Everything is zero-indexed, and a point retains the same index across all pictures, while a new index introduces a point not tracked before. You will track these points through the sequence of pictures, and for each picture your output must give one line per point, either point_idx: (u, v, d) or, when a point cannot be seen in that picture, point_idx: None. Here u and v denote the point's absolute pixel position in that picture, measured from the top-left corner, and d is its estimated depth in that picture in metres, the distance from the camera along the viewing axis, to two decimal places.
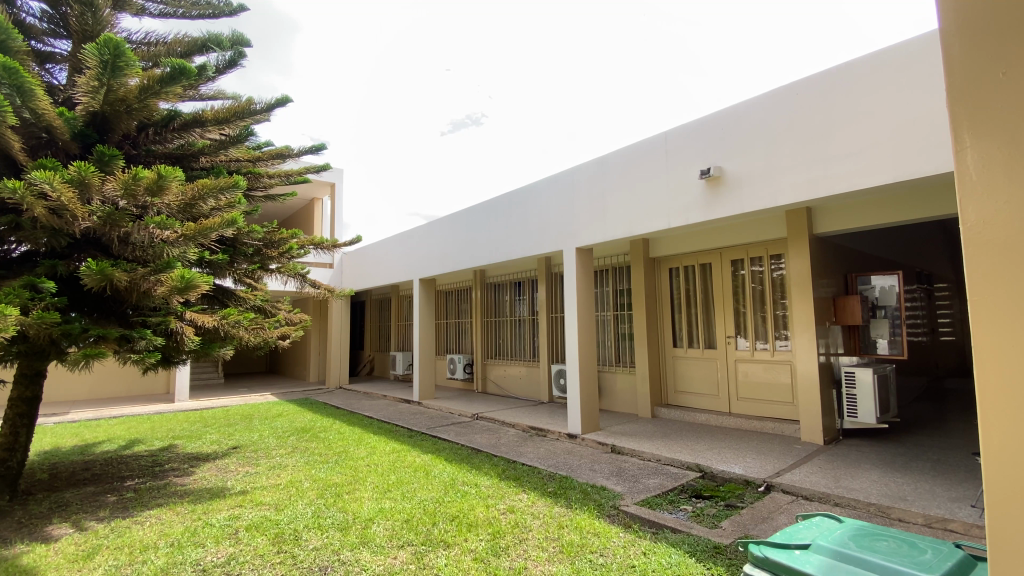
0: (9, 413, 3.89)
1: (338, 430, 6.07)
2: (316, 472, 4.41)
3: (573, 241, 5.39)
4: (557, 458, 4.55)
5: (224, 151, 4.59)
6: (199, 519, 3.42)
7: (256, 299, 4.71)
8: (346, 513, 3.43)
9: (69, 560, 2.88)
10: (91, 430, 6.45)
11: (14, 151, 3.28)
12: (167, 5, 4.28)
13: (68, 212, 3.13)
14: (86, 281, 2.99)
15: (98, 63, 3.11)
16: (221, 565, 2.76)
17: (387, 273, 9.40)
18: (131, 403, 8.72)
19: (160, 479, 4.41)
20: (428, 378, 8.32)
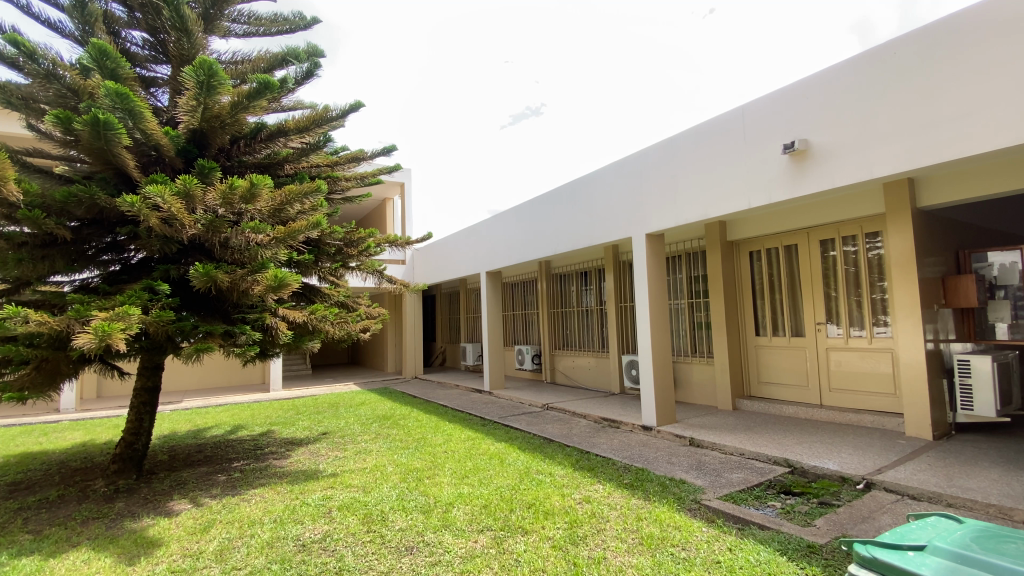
0: (135, 402, 4.41)
1: (415, 418, 6.35)
2: (398, 457, 4.64)
3: (643, 227, 5.23)
4: (632, 450, 4.47)
5: (306, 158, 4.90)
6: (297, 498, 3.73)
7: (339, 295, 5.00)
8: (427, 496, 3.59)
9: (188, 532, 3.24)
10: (201, 417, 7.20)
11: (129, 169, 3.69)
12: (248, 25, 4.63)
13: (177, 221, 3.49)
14: (196, 283, 3.33)
15: (195, 84, 3.41)
16: (319, 541, 3.00)
17: (456, 267, 9.64)
18: (233, 393, 9.62)
19: (262, 461, 4.84)
20: (498, 369, 8.46)
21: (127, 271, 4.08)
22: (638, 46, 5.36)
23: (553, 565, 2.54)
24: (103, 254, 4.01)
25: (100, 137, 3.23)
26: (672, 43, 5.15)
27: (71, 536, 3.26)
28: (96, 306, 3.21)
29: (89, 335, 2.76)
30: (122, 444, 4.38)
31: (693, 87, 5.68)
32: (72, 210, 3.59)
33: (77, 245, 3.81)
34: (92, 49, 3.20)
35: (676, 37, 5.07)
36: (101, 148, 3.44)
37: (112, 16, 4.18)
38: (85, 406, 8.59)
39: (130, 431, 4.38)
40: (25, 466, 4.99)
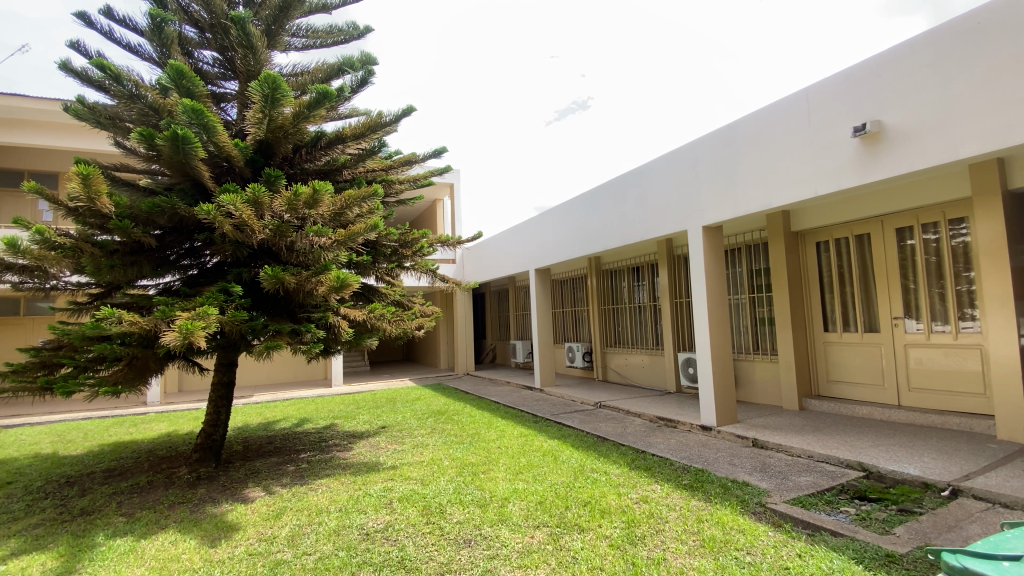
0: (214, 395, 4.75)
1: (469, 414, 6.46)
2: (454, 451, 4.74)
3: (699, 219, 5.07)
4: (691, 451, 4.35)
5: (362, 163, 5.10)
6: (360, 489, 3.89)
7: (395, 295, 5.17)
8: (483, 490, 3.65)
9: (263, 518, 3.46)
10: (271, 410, 7.65)
11: (204, 179, 3.97)
12: (307, 38, 4.88)
13: (248, 227, 3.73)
14: (266, 284, 3.55)
15: (261, 97, 3.62)
16: (381, 530, 3.12)
17: (505, 265, 9.71)
18: (298, 388, 10.17)
19: (327, 452, 5.10)
20: (549, 366, 8.46)
21: (204, 274, 4.38)
22: (681, 47, 5.62)
23: (611, 564, 2.52)
24: (183, 259, 4.34)
25: (179, 151, 3.49)
26: (713, 45, 5.37)
27: (161, 518, 3.56)
28: (179, 307, 3.50)
29: (174, 334, 3.01)
30: (202, 435, 4.73)
31: (726, 83, 5.96)
32: (156, 220, 3.91)
33: (161, 251, 4.14)
34: (171, 70, 3.46)
35: (728, 42, 5.24)
36: (180, 161, 3.72)
37: (186, 39, 4.52)
38: (168, 399, 9.36)
39: (209, 423, 4.73)
40: (121, 453, 5.50)
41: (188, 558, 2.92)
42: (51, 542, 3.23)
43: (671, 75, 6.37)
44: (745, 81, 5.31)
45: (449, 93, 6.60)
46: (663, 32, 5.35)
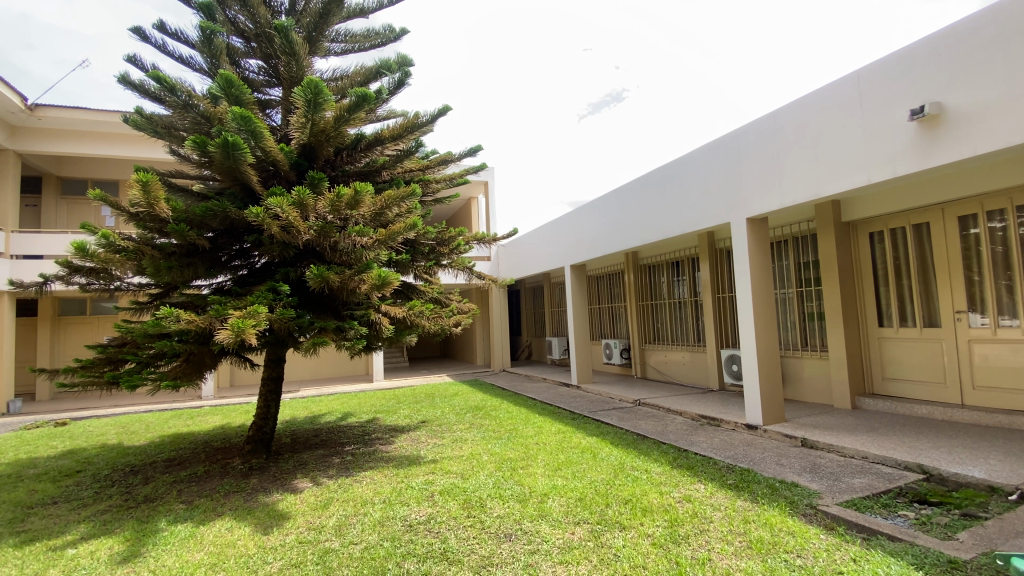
0: (264, 390, 4.96)
1: (506, 409, 6.51)
2: (492, 446, 4.79)
3: (742, 211, 4.92)
4: (736, 450, 4.23)
5: (400, 164, 5.21)
6: (402, 481, 4.00)
7: (433, 292, 5.26)
8: (523, 486, 3.67)
9: (312, 507, 3.60)
10: (316, 404, 7.93)
11: (253, 183, 4.14)
12: (345, 42, 4.99)
13: (294, 228, 3.87)
14: (312, 283, 3.69)
15: (304, 103, 3.74)
16: (424, 522, 3.19)
17: (540, 262, 9.70)
18: (341, 383, 10.50)
19: (370, 446, 5.25)
20: (586, 363, 8.40)
21: (253, 274, 4.58)
22: (718, 35, 5.48)
23: (654, 562, 2.50)
24: (234, 260, 4.54)
25: (230, 157, 3.66)
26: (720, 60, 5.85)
27: (217, 506, 3.76)
28: (232, 306, 3.67)
29: (228, 332, 3.17)
30: (253, 427, 4.96)
31: None
32: (209, 223, 4.10)
33: (213, 253, 4.35)
34: (221, 80, 3.62)
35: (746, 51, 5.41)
36: (231, 167, 3.90)
37: (234, 49, 4.71)
38: (221, 393, 9.85)
39: (260, 416, 4.95)
40: (181, 444, 5.84)
41: (243, 544, 3.07)
42: (119, 526, 3.46)
43: (709, 64, 6.20)
44: (756, 90, 5.61)
45: (483, 90, 6.63)
46: (700, 20, 5.22)
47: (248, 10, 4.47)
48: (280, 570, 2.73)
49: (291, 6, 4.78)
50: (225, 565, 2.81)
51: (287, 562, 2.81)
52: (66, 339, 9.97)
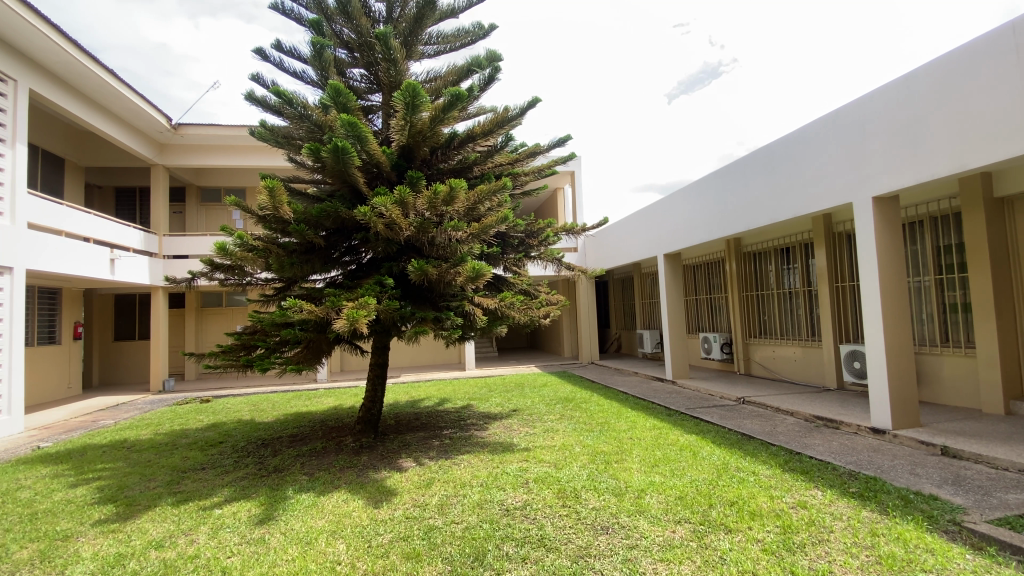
0: (371, 375, 5.36)
1: (597, 402, 6.44)
2: (585, 438, 4.78)
3: (866, 191, 4.42)
4: (859, 455, 3.84)
5: (491, 158, 5.33)
6: (498, 467, 4.12)
7: (523, 284, 5.34)
8: (618, 480, 3.62)
9: (416, 486, 3.84)
10: (415, 390, 8.42)
11: (360, 185, 4.45)
12: (438, 44, 5.22)
13: (397, 225, 4.12)
14: (413, 276, 3.95)
15: (404, 105, 3.94)
16: (521, 508, 3.27)
17: (631, 253, 9.42)
18: (436, 370, 11.03)
19: (466, 431, 5.47)
20: (681, 358, 8.05)
21: (361, 268, 4.95)
22: None
23: (765, 569, 2.35)
24: (344, 256, 4.94)
25: (340, 161, 3.96)
26: None
27: (334, 479, 4.14)
28: (345, 298, 4.01)
29: (344, 321, 3.47)
30: (362, 409, 5.39)
31: None
32: (323, 222, 4.49)
33: (327, 250, 4.75)
34: (331, 91, 3.92)
35: None
36: (341, 170, 4.23)
37: (340, 61, 5.09)
38: (332, 377, 10.83)
39: (368, 399, 5.37)
40: (301, 422, 6.52)
41: (358, 515, 3.36)
42: (255, 491, 3.95)
43: None
44: None
45: None
46: None
47: (351, 22, 4.79)
48: (390, 542, 2.94)
49: (388, 13, 5.05)
50: (343, 533, 3.09)
51: (396, 535, 3.02)
52: (207, 327, 11.50)
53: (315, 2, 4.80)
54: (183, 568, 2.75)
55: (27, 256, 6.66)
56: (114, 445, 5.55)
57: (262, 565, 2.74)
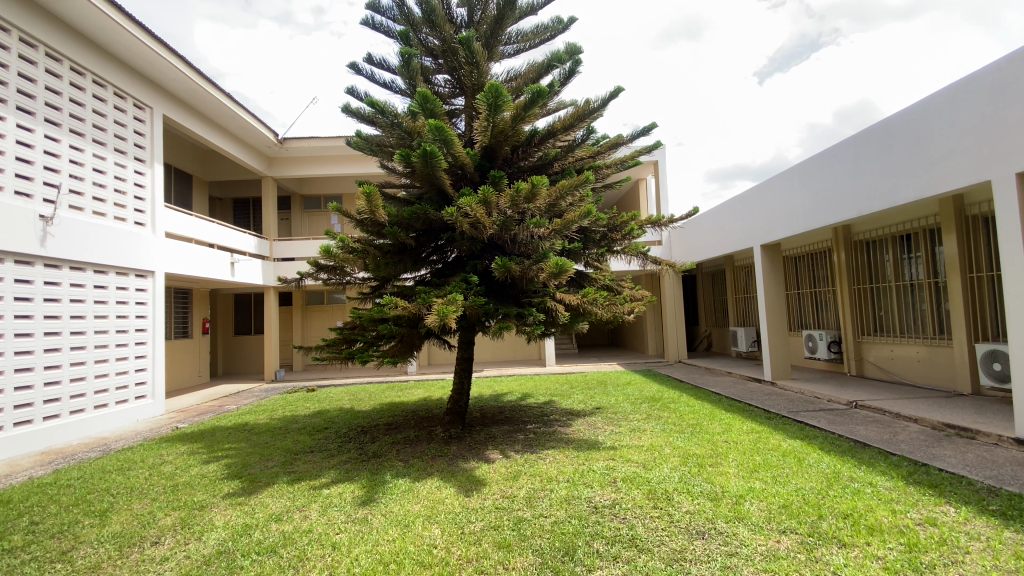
0: (459, 369, 5.56)
1: (687, 403, 6.19)
2: (675, 439, 4.61)
3: (1010, 165, 3.81)
4: (1001, 469, 3.35)
5: (572, 153, 5.29)
6: (584, 464, 4.10)
7: (606, 279, 5.25)
8: (714, 484, 3.46)
9: (504, 477, 3.94)
10: (497, 384, 8.61)
11: (446, 186, 4.63)
12: (518, 43, 5.28)
13: (481, 224, 4.22)
14: (498, 274, 4.04)
15: (487, 106, 4.02)
16: (609, 507, 3.23)
17: (721, 245, 8.91)
18: (518, 366, 11.19)
19: (550, 426, 5.51)
20: (780, 357, 7.50)
21: (447, 267, 5.16)
22: None
23: None
24: (432, 256, 5.16)
25: (428, 165, 4.14)
26: None
27: (427, 466, 4.37)
28: (435, 295, 4.20)
29: (434, 317, 3.65)
30: (450, 401, 5.62)
31: None
32: (413, 224, 4.73)
33: (417, 250, 4.98)
34: (419, 98, 4.10)
35: None
36: (429, 174, 4.42)
37: (426, 68, 5.31)
38: (421, 370, 11.40)
39: (455, 391, 5.58)
40: (395, 411, 6.94)
41: (450, 502, 3.52)
42: (358, 474, 4.28)
43: None
44: None
45: None
46: None
47: (436, 29, 4.98)
48: (481, 530, 3.04)
49: (469, 17, 5.18)
50: (438, 519, 3.25)
51: (487, 524, 3.12)
52: (311, 323, 12.59)
53: (402, 14, 5.05)
54: (299, 541, 3.04)
55: (165, 261, 7.68)
56: (237, 427, 6.27)
57: (366, 543, 2.96)
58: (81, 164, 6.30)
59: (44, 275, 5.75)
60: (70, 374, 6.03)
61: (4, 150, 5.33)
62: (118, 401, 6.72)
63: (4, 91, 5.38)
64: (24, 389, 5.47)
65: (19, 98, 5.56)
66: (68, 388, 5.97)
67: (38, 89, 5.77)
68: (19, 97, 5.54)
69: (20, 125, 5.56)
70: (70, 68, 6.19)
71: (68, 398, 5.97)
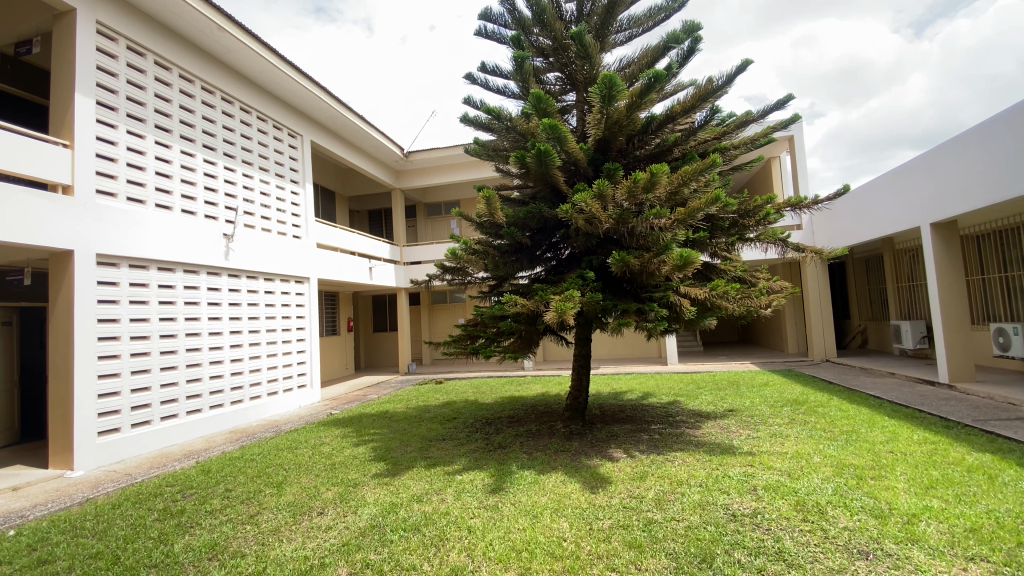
0: (578, 366, 5.56)
1: (838, 407, 5.49)
2: (826, 448, 4.12)
3: None
4: None
5: (694, 137, 4.98)
6: (718, 469, 3.85)
7: (736, 270, 4.87)
8: (878, 500, 3.02)
9: (630, 476, 3.86)
10: (617, 381, 8.45)
11: (560, 183, 4.64)
12: (630, 28, 5.11)
13: (597, 219, 4.19)
14: (615, 269, 3.95)
15: (600, 98, 3.94)
16: (750, 516, 2.99)
17: (877, 226, 7.73)
18: (638, 364, 10.85)
19: (677, 427, 5.25)
20: (960, 356, 6.32)
21: (563, 263, 5.17)
22: None
23: None
24: (546, 254, 5.23)
25: (543, 164, 4.18)
26: None
27: (551, 460, 4.44)
28: (552, 292, 4.25)
29: (553, 313, 3.69)
30: (570, 398, 5.63)
31: None
32: (529, 223, 4.84)
33: (533, 249, 5.11)
34: (533, 99, 4.14)
35: None
36: (543, 172, 4.47)
37: (537, 69, 5.38)
38: (538, 367, 11.59)
39: (575, 388, 5.59)
40: (516, 405, 7.17)
41: (577, 498, 3.53)
42: (487, 463, 4.49)
43: None
44: None
45: None
46: None
47: (546, 29, 5.01)
48: (610, 528, 3.01)
49: (579, 11, 5.13)
50: (565, 512, 3.29)
51: (616, 522, 3.08)
52: (437, 322, 13.50)
53: (514, 19, 5.16)
54: (438, 521, 3.28)
55: (316, 268, 8.78)
56: (379, 415, 6.96)
57: (499, 530, 3.09)
58: (252, 188, 7.45)
59: (228, 284, 6.88)
60: (249, 366, 7.15)
61: (196, 182, 6.47)
62: (285, 389, 7.86)
63: (194, 133, 6.47)
64: (215, 378, 6.55)
65: (205, 137, 6.67)
66: (247, 377, 7.08)
67: (217, 128, 6.90)
68: (205, 136, 6.65)
69: (207, 160, 6.69)
70: (239, 108, 7.33)
71: (248, 386, 7.09)
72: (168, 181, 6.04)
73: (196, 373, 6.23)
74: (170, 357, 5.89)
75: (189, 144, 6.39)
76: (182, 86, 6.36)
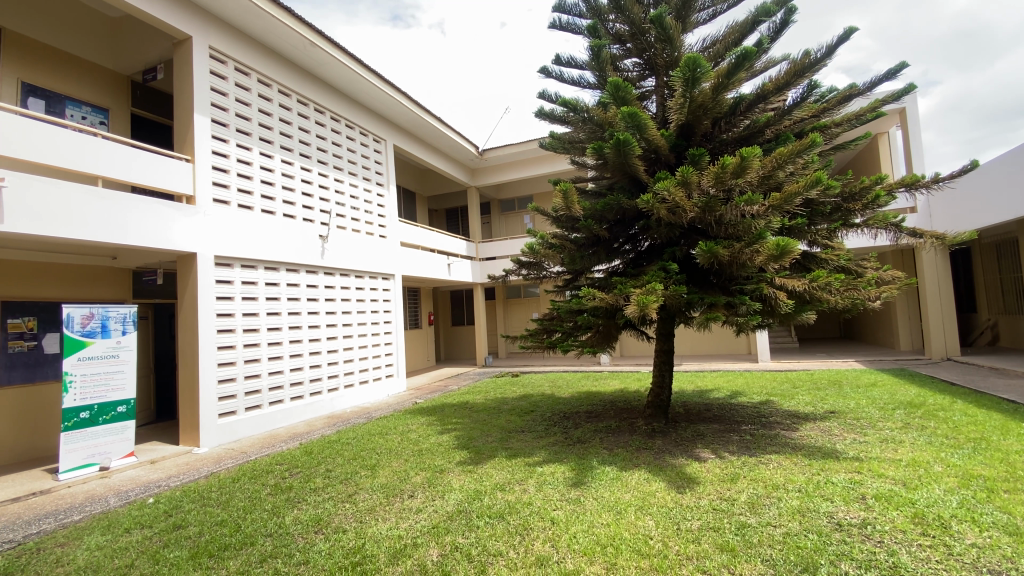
0: (659, 361, 5.38)
1: (964, 411, 4.87)
2: (949, 456, 3.67)
3: None
4: None
5: (789, 116, 4.62)
6: (820, 474, 3.56)
7: (840, 259, 4.46)
8: (1014, 516, 2.66)
9: (720, 478, 3.69)
10: (702, 379, 8.10)
11: (640, 172, 4.51)
12: (713, 6, 4.85)
13: (680, 208, 4.01)
14: (702, 259, 3.77)
15: (683, 80, 3.76)
16: (858, 526, 2.75)
17: (1012, 205, 6.74)
18: (724, 361, 10.30)
19: (771, 429, 4.93)
20: None
21: (642, 256, 5.01)
22: None
23: None
24: (625, 246, 5.08)
25: (622, 153, 4.08)
26: None
27: (633, 457, 4.36)
28: (632, 284, 4.14)
29: (634, 306, 3.60)
30: (652, 394, 5.48)
31: None
32: (608, 215, 4.75)
33: (612, 241, 5.00)
34: (611, 87, 4.03)
35: None
36: (623, 162, 4.37)
37: (615, 56, 5.25)
38: (615, 362, 11.38)
39: (657, 384, 5.43)
40: (595, 400, 7.09)
41: (662, 496, 3.44)
42: (569, 457, 4.50)
43: None
44: None
45: None
46: None
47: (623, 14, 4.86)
48: (700, 529, 2.91)
49: None
50: (651, 511, 3.21)
51: (706, 523, 2.96)
52: (513, 317, 13.69)
53: (589, 7, 5.07)
54: (522, 511, 3.35)
55: (400, 264, 9.21)
56: (460, 405, 7.20)
57: (583, 524, 3.10)
58: (342, 192, 7.96)
59: (323, 280, 7.41)
60: (342, 356, 7.66)
61: (294, 188, 7.03)
62: (374, 379, 8.35)
63: (291, 142, 7.03)
64: (314, 367, 7.10)
65: (301, 146, 7.22)
66: (341, 367, 7.60)
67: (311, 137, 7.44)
68: (301, 145, 7.20)
69: (304, 167, 7.24)
70: (330, 117, 7.85)
71: (342, 375, 7.61)
72: (270, 188, 6.63)
73: (297, 362, 6.80)
74: (275, 347, 6.47)
75: (288, 153, 6.96)
76: (281, 100, 6.93)
